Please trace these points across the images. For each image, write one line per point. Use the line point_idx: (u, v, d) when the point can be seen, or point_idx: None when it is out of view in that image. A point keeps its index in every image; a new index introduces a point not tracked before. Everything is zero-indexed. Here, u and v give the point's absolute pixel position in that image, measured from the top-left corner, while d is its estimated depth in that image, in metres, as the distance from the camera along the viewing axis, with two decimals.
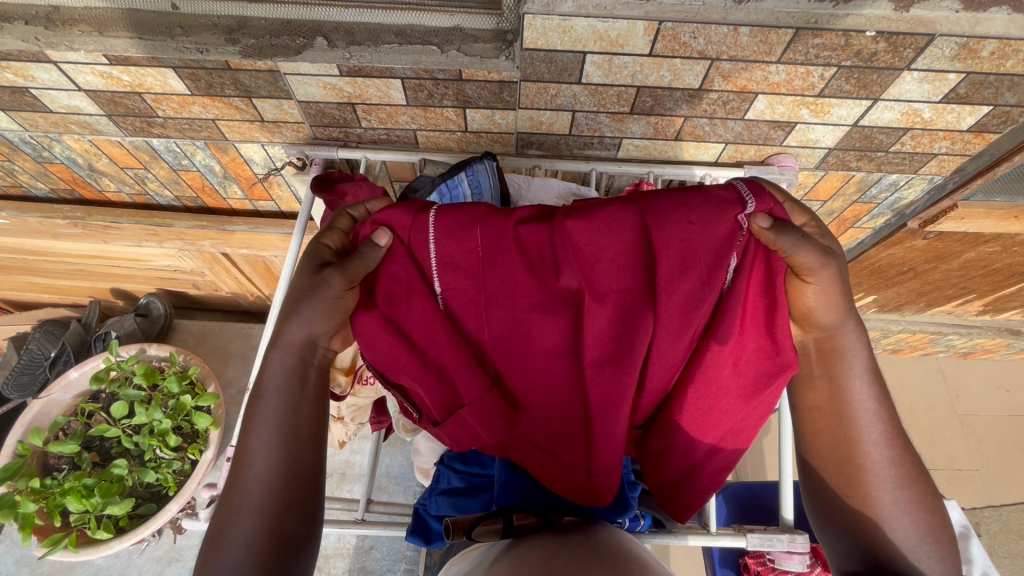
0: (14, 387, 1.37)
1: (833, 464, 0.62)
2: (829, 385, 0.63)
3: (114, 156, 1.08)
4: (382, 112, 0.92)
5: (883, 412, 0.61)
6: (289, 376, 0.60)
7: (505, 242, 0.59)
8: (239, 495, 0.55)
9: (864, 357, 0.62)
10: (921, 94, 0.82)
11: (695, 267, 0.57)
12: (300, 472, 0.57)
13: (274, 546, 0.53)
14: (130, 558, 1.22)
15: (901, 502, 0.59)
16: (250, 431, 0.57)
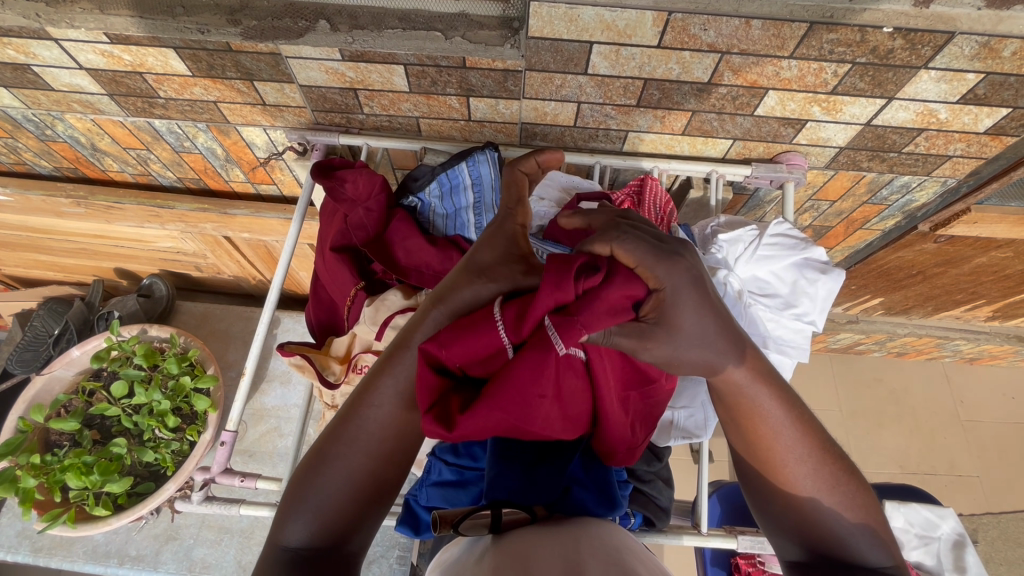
0: (18, 362, 1.39)
1: (762, 485, 0.61)
2: (736, 413, 0.60)
3: (116, 136, 1.07)
4: (385, 98, 0.91)
5: (796, 425, 0.58)
6: (437, 335, 0.61)
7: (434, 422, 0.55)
8: (354, 428, 0.59)
9: (768, 383, 0.58)
10: (937, 94, 0.80)
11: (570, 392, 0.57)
12: (408, 435, 0.60)
13: (366, 488, 0.59)
14: (129, 535, 1.23)
15: (828, 506, 0.58)
16: (386, 372, 0.60)
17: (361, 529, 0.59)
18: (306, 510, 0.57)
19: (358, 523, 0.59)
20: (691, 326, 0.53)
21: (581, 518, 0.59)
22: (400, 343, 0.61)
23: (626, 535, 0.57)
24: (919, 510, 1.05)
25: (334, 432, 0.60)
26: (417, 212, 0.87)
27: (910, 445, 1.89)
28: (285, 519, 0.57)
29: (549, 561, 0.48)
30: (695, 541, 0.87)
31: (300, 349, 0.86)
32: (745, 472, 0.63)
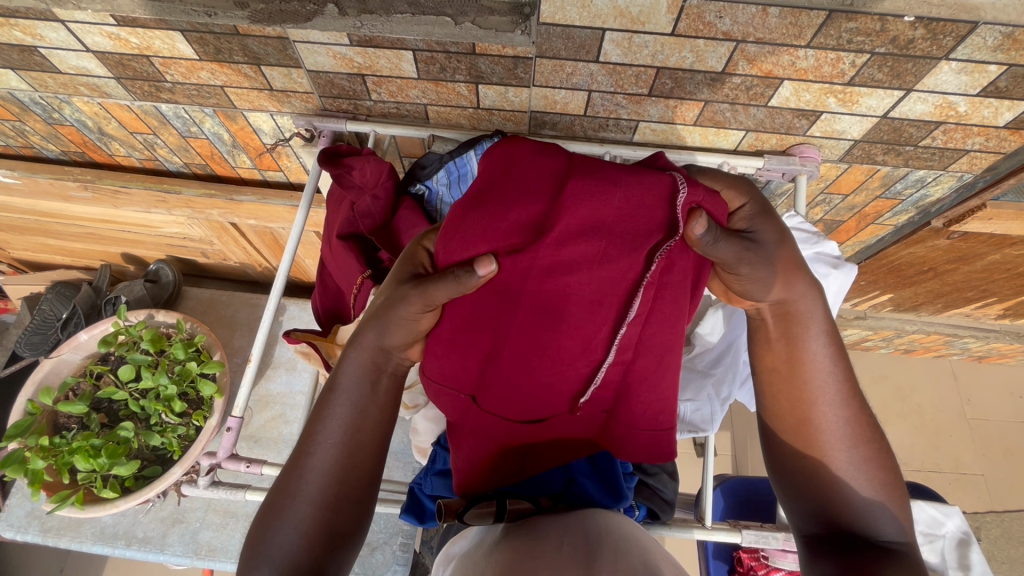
0: (26, 345, 1.39)
1: (791, 435, 0.60)
2: (786, 346, 0.61)
3: (123, 121, 1.07)
4: (393, 85, 0.90)
5: (839, 372, 0.60)
6: (368, 375, 0.59)
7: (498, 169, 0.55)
8: (298, 478, 0.55)
9: (819, 317, 0.61)
10: (958, 86, 0.78)
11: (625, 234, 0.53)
12: (357, 471, 0.56)
13: (321, 537, 0.53)
14: (136, 517, 1.25)
15: (857, 460, 0.58)
16: (328, 416, 0.58)
17: None
18: (262, 566, 0.51)
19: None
20: (773, 240, 0.60)
21: (599, 521, 0.55)
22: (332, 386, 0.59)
23: (651, 544, 0.53)
24: (924, 509, 1.04)
25: (285, 483, 0.55)
26: (424, 200, 0.87)
27: (914, 441, 1.88)
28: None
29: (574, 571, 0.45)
30: (699, 533, 0.87)
31: (306, 337, 0.85)
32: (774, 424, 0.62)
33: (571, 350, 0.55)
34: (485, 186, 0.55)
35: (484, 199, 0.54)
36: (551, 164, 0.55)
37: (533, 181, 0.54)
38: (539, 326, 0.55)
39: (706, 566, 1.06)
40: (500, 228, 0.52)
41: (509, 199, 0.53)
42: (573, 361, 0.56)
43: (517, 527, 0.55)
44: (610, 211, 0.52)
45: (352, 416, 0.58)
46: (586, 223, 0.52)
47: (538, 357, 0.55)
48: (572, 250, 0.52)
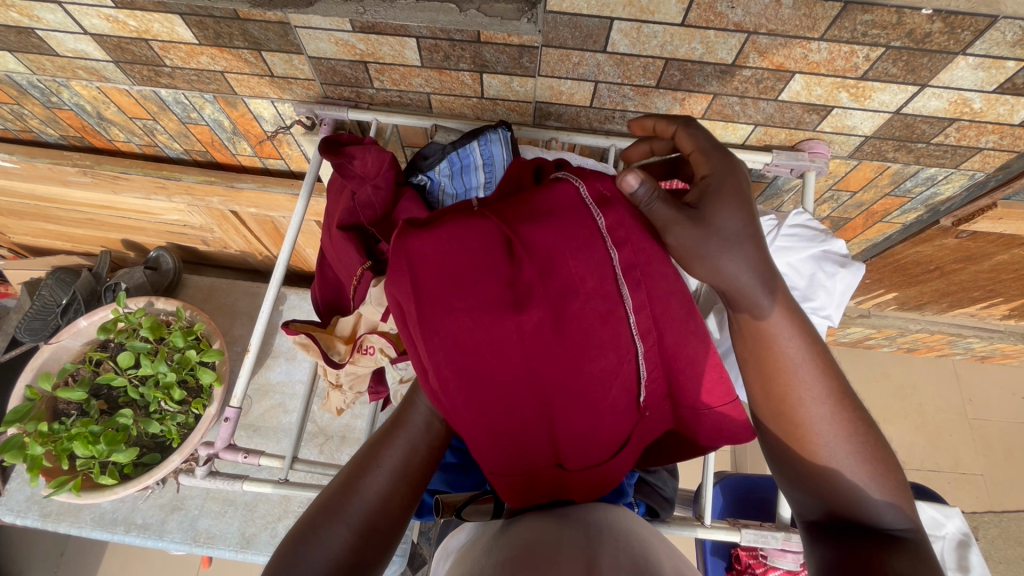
0: (26, 330, 1.38)
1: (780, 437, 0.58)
2: (754, 353, 0.59)
3: (123, 105, 1.05)
4: (396, 72, 0.88)
5: (817, 368, 0.57)
6: (426, 416, 0.61)
7: (427, 261, 0.52)
8: (343, 502, 0.56)
9: (785, 320, 0.57)
10: (973, 82, 0.76)
11: (588, 251, 0.55)
12: (398, 506, 0.58)
13: (353, 563, 0.54)
14: (135, 503, 1.25)
15: (844, 454, 0.56)
16: (383, 448, 0.60)
17: None
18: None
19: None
20: (727, 217, 0.55)
21: (606, 520, 0.54)
22: (396, 421, 0.61)
23: (660, 545, 0.52)
24: (925, 510, 1.04)
25: (328, 502, 0.57)
26: (426, 190, 0.85)
27: (914, 440, 1.88)
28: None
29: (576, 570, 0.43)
30: (700, 531, 0.87)
31: (305, 328, 0.85)
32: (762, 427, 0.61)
33: (621, 373, 0.55)
34: (434, 285, 0.51)
35: (449, 298, 0.51)
36: (469, 231, 0.54)
37: (475, 251, 0.52)
38: (585, 372, 0.53)
39: (703, 562, 1.08)
40: (489, 307, 0.51)
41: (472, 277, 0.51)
42: (623, 384, 0.56)
43: (515, 524, 0.54)
44: (564, 238, 0.55)
45: (406, 452, 0.60)
46: (547, 259, 0.53)
47: (599, 396, 0.54)
48: (561, 284, 0.53)
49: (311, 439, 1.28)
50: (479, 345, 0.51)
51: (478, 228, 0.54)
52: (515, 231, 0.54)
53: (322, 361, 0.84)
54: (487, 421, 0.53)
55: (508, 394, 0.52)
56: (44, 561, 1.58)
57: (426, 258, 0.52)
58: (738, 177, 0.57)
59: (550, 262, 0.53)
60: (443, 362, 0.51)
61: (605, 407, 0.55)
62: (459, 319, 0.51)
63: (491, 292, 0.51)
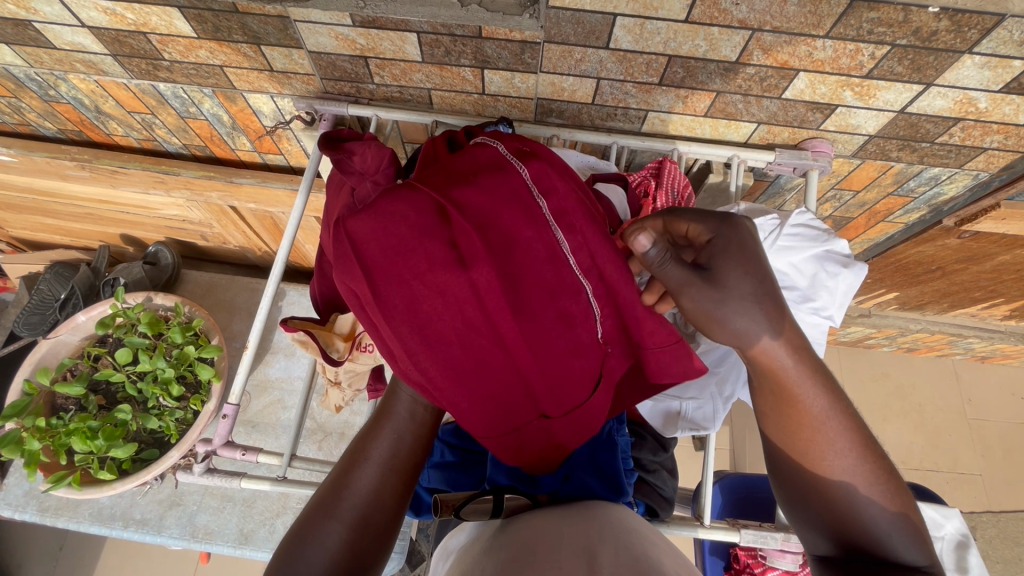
0: (25, 325, 1.38)
1: (795, 471, 0.59)
2: (774, 394, 0.59)
3: (121, 99, 1.05)
4: (397, 68, 0.88)
5: (840, 416, 0.57)
6: (410, 404, 0.60)
7: (368, 241, 0.53)
8: (334, 498, 0.56)
9: (807, 366, 0.57)
10: (979, 81, 0.75)
11: (516, 203, 0.57)
12: (389, 498, 0.58)
13: (347, 559, 0.53)
14: (133, 499, 1.25)
15: (867, 500, 0.56)
16: (371, 441, 0.60)
17: None
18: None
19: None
20: (742, 284, 0.55)
21: (605, 522, 0.53)
22: (381, 411, 0.61)
23: (661, 546, 0.51)
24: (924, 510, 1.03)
25: (323, 502, 0.57)
26: None
27: (913, 440, 1.88)
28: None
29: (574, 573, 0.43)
30: (699, 531, 0.87)
31: (303, 325, 0.85)
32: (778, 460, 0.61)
33: (576, 311, 0.58)
34: (381, 262, 0.53)
35: (396, 267, 0.52)
36: (406, 204, 0.54)
37: (411, 222, 0.53)
38: (542, 315, 0.56)
39: (702, 562, 1.08)
40: (439, 269, 0.52)
41: (418, 246, 0.52)
42: (580, 323, 0.58)
43: (513, 523, 0.55)
44: (490, 192, 0.57)
45: (393, 442, 0.60)
46: (480, 214, 0.55)
47: (560, 337, 0.57)
48: (498, 238, 0.55)
49: (310, 435, 1.28)
50: (434, 307, 0.53)
51: (411, 199, 0.55)
52: (446, 196, 0.55)
53: (321, 359, 0.84)
54: (457, 387, 0.55)
55: (470, 352, 0.54)
56: (43, 555, 1.58)
57: (367, 239, 0.53)
58: (745, 240, 0.57)
59: (483, 217, 0.56)
60: (405, 331, 0.53)
61: (569, 348, 0.58)
62: (414, 288, 0.52)
63: (437, 254, 0.53)
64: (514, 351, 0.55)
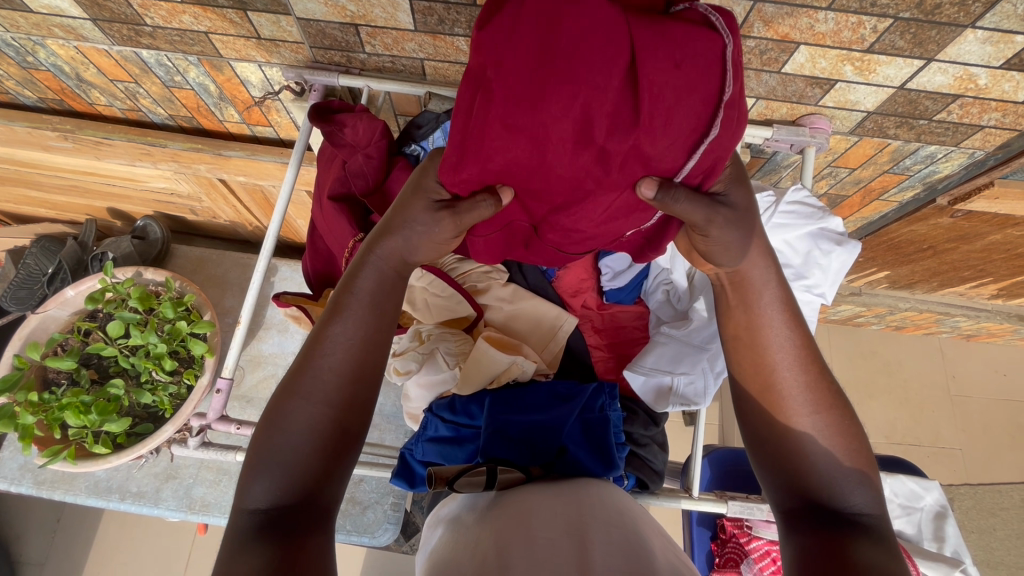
0: (12, 300, 1.35)
1: (760, 407, 0.61)
2: (745, 313, 0.64)
3: (103, 67, 1.01)
4: (388, 36, 0.85)
5: (790, 335, 0.63)
6: (383, 281, 0.62)
7: (527, 51, 0.45)
8: (308, 379, 0.57)
9: (771, 286, 0.64)
10: (981, 57, 0.74)
11: (679, 117, 0.48)
12: (366, 372, 0.59)
13: (330, 434, 0.55)
14: (130, 472, 1.26)
15: (819, 426, 0.58)
16: (340, 322, 0.59)
17: (335, 481, 0.55)
18: (269, 466, 0.52)
19: (325, 480, 0.54)
20: (747, 210, 0.63)
21: (601, 501, 0.54)
22: (348, 291, 0.61)
23: (649, 525, 0.52)
24: (905, 482, 1.07)
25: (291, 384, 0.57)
26: (420, 161, 0.83)
27: (897, 415, 1.92)
28: (246, 481, 0.52)
29: (567, 558, 0.43)
30: (687, 503, 0.89)
31: (296, 301, 0.85)
32: (742, 393, 0.64)
33: (622, 212, 0.57)
34: (520, 77, 0.45)
35: (527, 82, 0.45)
36: (597, 23, 0.44)
37: (582, 60, 0.44)
38: (597, 206, 0.55)
39: (689, 532, 1.11)
40: (563, 111, 0.46)
41: (562, 73, 0.44)
42: (618, 217, 0.57)
43: (506, 497, 0.56)
44: (670, 92, 0.46)
45: (370, 319, 0.60)
46: (643, 109, 0.46)
47: (591, 222, 0.57)
48: (633, 137, 0.48)
49: None
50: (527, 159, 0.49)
51: (608, 27, 0.44)
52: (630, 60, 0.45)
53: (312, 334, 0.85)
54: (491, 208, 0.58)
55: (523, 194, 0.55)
56: (42, 527, 1.60)
57: (527, 49, 0.45)
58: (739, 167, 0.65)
59: (643, 113, 0.46)
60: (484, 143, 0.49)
61: (593, 231, 0.59)
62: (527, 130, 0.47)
63: (571, 112, 0.46)
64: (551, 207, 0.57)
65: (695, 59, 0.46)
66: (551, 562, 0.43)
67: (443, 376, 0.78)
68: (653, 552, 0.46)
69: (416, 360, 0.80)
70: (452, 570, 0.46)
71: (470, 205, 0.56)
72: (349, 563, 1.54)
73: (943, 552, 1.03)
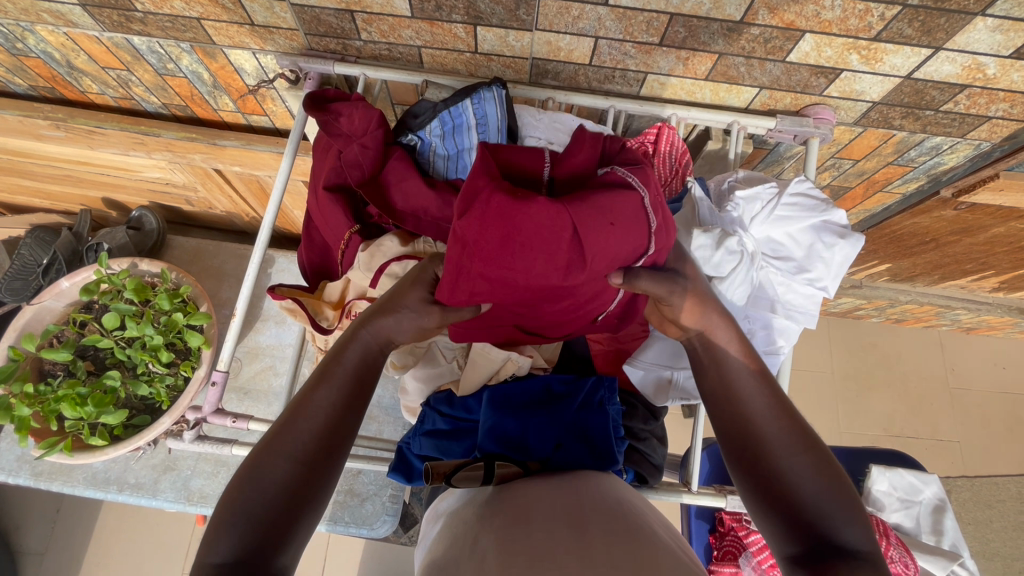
0: (7, 291, 1.34)
1: (743, 456, 0.60)
2: (716, 369, 0.65)
3: (94, 54, 0.99)
4: (384, 23, 0.83)
5: (761, 384, 0.63)
6: (369, 353, 0.63)
7: (502, 236, 0.51)
8: (286, 437, 0.55)
9: (736, 342, 0.66)
10: (990, 46, 0.73)
11: (626, 249, 0.57)
12: (345, 438, 0.58)
13: (297, 496, 0.53)
14: (127, 464, 1.26)
15: (802, 468, 0.57)
16: (323, 386, 0.59)
17: (294, 546, 0.52)
18: (237, 522, 0.50)
19: (285, 544, 0.51)
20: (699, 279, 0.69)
21: (601, 492, 0.53)
22: (334, 357, 0.61)
23: (653, 522, 0.51)
24: (903, 476, 1.07)
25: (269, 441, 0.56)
26: (417, 151, 0.81)
27: (896, 408, 1.92)
28: (211, 535, 0.50)
29: (567, 547, 0.43)
30: (686, 497, 0.89)
31: (291, 292, 0.83)
32: (725, 447, 0.63)
33: (589, 307, 0.66)
34: (500, 252, 0.52)
35: (506, 253, 0.52)
36: (554, 215, 0.52)
37: (546, 239, 0.52)
38: (569, 307, 0.63)
39: (687, 525, 1.11)
40: (539, 267, 0.53)
41: (535, 250, 0.52)
42: (592, 303, 0.65)
43: (507, 491, 0.55)
44: (617, 241, 0.55)
45: (353, 386, 0.60)
46: (600, 254, 0.55)
47: (564, 316, 0.66)
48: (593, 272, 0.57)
49: None
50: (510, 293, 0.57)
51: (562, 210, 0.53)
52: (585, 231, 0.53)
53: (309, 327, 0.83)
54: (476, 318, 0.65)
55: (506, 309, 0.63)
56: (41, 517, 1.60)
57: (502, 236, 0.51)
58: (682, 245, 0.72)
59: (601, 257, 0.55)
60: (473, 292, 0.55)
61: (566, 322, 0.68)
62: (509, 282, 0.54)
63: (544, 266, 0.53)
64: (529, 314, 0.64)
65: (628, 213, 0.56)
66: (552, 552, 0.43)
67: (442, 369, 0.78)
68: (657, 549, 0.44)
69: (414, 355, 0.79)
70: (452, 568, 0.45)
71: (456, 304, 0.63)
72: (348, 553, 1.55)
73: (941, 545, 1.03)
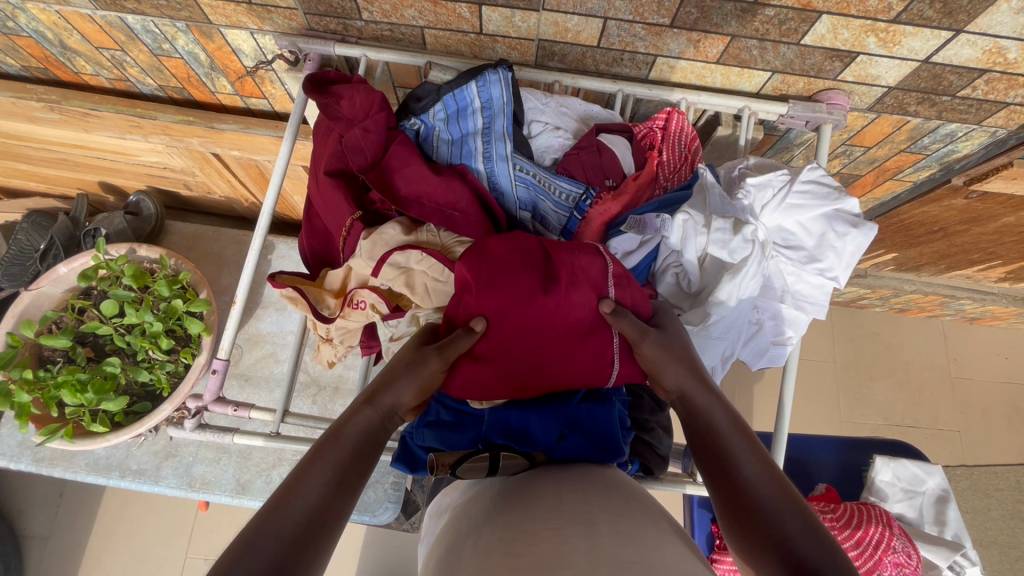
0: (4, 276, 1.33)
1: (733, 526, 0.49)
2: (701, 432, 0.56)
3: (87, 33, 0.96)
4: (386, 3, 0.81)
5: (743, 443, 0.54)
6: (368, 429, 0.56)
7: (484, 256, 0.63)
8: (274, 525, 0.45)
9: (714, 402, 0.58)
10: (1012, 28, 0.71)
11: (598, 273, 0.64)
12: (339, 522, 0.48)
13: None
14: (129, 450, 1.25)
15: (792, 528, 0.46)
16: (318, 464, 0.50)
17: None
18: None
19: None
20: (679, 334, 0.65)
21: (608, 487, 0.52)
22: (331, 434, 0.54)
23: (662, 518, 0.49)
24: (908, 467, 1.06)
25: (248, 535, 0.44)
26: (420, 136, 0.80)
27: (898, 398, 1.91)
28: None
29: (576, 543, 0.42)
30: (690, 489, 0.88)
31: (292, 281, 0.82)
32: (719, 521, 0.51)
33: (591, 358, 0.63)
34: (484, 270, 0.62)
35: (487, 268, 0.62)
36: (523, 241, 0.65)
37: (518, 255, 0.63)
38: (567, 352, 0.63)
39: (690, 514, 1.11)
40: (517, 277, 0.61)
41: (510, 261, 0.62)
42: (591, 364, 0.64)
43: (512, 486, 0.54)
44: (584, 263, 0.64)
45: (350, 463, 0.52)
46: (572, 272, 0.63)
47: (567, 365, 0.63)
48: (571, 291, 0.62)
49: (304, 389, 1.25)
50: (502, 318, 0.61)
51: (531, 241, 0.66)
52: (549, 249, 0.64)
53: (310, 316, 0.81)
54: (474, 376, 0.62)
55: (506, 358, 0.62)
56: (44, 502, 1.61)
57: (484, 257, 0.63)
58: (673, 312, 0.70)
59: (573, 272, 0.63)
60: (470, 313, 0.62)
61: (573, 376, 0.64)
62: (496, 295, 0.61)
63: (523, 278, 0.62)
64: (531, 364, 0.63)
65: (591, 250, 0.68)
66: (559, 548, 0.41)
67: None
68: (667, 549, 0.42)
69: None
70: (457, 567, 0.44)
71: (452, 338, 0.60)
72: (350, 538, 1.56)
73: (944, 535, 1.03)
